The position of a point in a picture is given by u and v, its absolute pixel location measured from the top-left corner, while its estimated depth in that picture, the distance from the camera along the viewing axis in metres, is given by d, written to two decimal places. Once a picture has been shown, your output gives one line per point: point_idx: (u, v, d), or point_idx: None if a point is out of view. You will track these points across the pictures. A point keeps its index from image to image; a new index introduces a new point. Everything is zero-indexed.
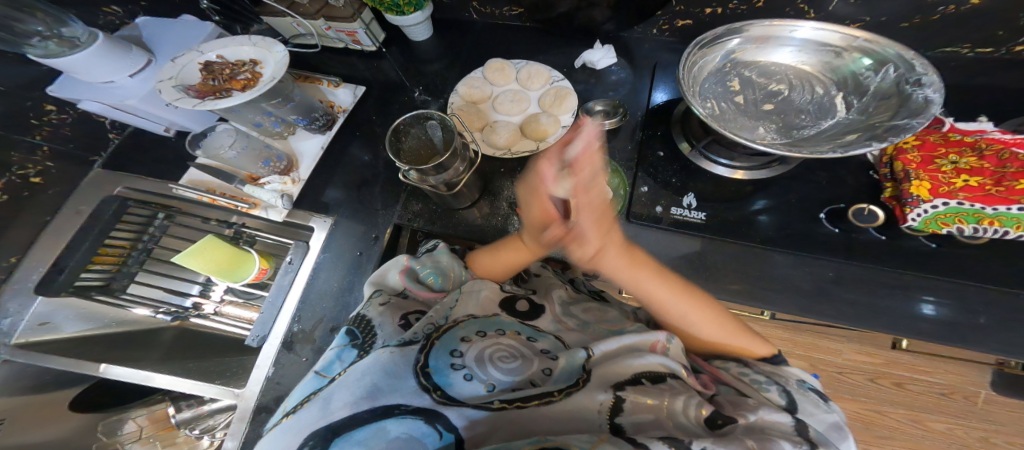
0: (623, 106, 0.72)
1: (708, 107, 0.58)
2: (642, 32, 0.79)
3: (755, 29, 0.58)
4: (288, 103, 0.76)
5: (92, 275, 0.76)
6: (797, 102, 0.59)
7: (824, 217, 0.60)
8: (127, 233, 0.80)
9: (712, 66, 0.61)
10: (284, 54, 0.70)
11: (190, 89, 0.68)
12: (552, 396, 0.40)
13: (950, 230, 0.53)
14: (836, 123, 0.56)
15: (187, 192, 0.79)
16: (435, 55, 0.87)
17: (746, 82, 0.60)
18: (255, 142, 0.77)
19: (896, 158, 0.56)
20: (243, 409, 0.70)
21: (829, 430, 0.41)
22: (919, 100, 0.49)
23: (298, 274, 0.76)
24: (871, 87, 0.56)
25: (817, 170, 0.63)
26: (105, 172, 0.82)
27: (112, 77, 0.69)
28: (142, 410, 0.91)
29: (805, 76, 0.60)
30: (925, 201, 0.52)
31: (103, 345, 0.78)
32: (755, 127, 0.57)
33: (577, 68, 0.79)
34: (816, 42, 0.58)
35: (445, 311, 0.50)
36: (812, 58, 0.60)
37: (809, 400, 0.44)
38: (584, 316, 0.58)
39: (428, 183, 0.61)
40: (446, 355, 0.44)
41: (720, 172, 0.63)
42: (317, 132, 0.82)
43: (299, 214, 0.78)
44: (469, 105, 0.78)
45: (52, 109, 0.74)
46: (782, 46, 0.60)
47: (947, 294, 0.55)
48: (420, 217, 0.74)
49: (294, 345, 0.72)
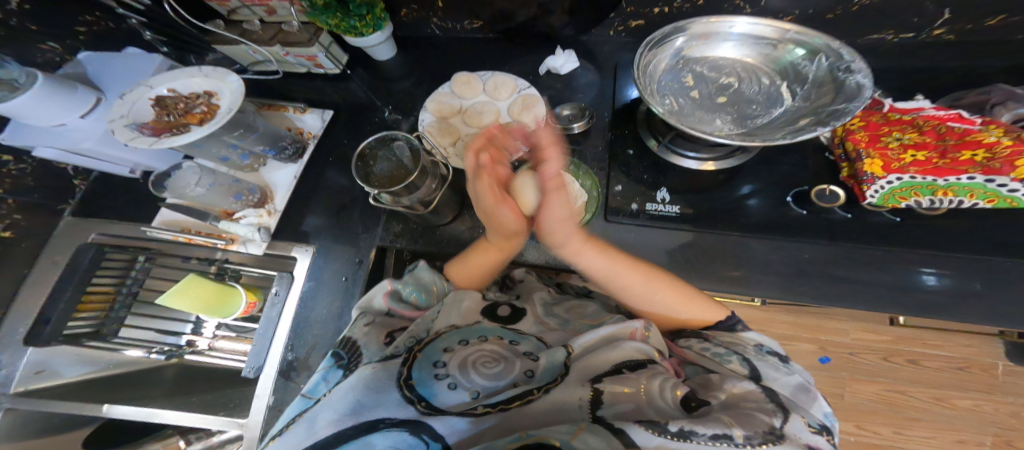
0: (589, 108, 0.72)
1: (667, 104, 0.59)
2: (602, 34, 0.80)
3: (697, 26, 0.59)
4: (252, 134, 0.75)
5: (80, 322, 0.77)
6: (747, 93, 0.60)
7: (791, 200, 0.62)
8: (113, 277, 0.80)
9: (665, 64, 0.62)
10: (240, 83, 0.70)
11: (144, 127, 0.67)
12: (531, 395, 0.42)
13: (908, 203, 0.55)
14: (786, 111, 0.57)
15: (163, 233, 0.79)
16: (401, 73, 0.87)
17: (698, 77, 0.61)
18: (223, 178, 0.77)
19: (845, 140, 0.58)
20: (249, 439, 0.71)
21: (797, 393, 0.45)
22: (852, 86, 0.52)
23: (285, 304, 0.75)
24: (810, 75, 0.57)
25: (781, 154, 0.65)
26: (76, 219, 0.81)
27: (62, 118, 0.68)
28: (155, 444, 0.85)
29: (751, 68, 0.61)
30: (880, 177, 0.54)
31: (103, 387, 0.78)
32: (711, 120, 0.58)
33: (542, 75, 0.80)
34: (753, 36, 0.60)
35: (427, 323, 0.51)
36: (754, 51, 0.61)
37: (771, 366, 0.48)
38: (566, 315, 0.59)
39: (403, 203, 0.61)
40: (429, 366, 0.44)
41: (689, 166, 0.65)
42: (289, 162, 0.82)
43: (281, 245, 0.78)
44: (440, 121, 0.78)
45: (9, 159, 0.71)
46: (725, 41, 0.62)
47: (945, 266, 0.56)
48: (402, 237, 0.75)
49: (292, 373, 0.72)
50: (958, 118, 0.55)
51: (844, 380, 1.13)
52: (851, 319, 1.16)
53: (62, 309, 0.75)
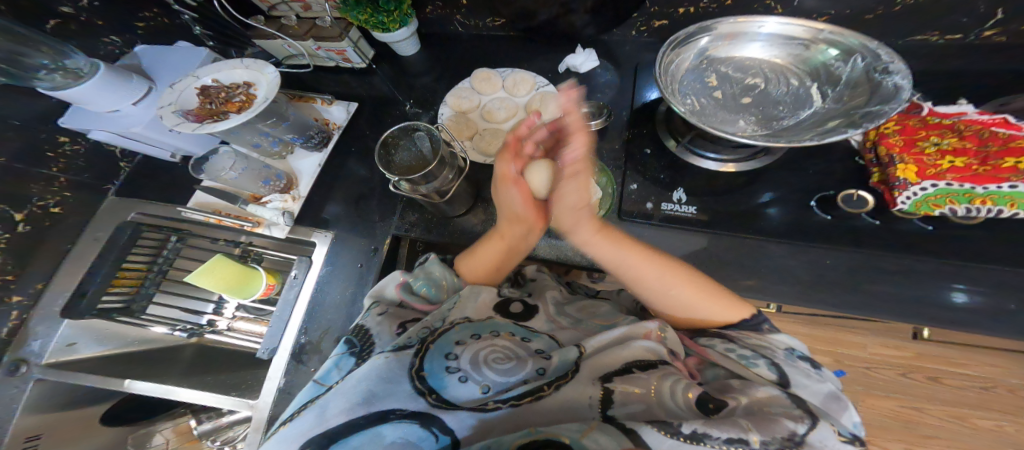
0: (608, 106, 0.72)
1: (688, 103, 0.58)
2: (624, 33, 0.79)
3: (723, 26, 0.58)
4: (284, 122, 0.78)
5: (112, 297, 0.79)
6: (775, 94, 0.59)
7: (816, 205, 0.60)
8: (145, 255, 0.83)
9: (688, 63, 0.61)
10: (276, 74, 0.73)
11: (189, 114, 0.71)
12: (543, 391, 0.41)
13: (942, 211, 0.52)
14: (815, 113, 0.56)
15: (196, 214, 0.83)
16: (424, 68, 0.89)
17: (722, 78, 0.60)
18: (253, 163, 0.79)
19: (878, 143, 0.55)
20: (257, 420, 0.72)
21: (828, 401, 0.42)
22: (889, 86, 0.50)
23: (303, 287, 0.78)
24: (843, 76, 0.56)
25: (807, 159, 0.63)
26: (119, 199, 0.86)
27: (118, 105, 0.73)
28: (169, 422, 0.93)
29: (780, 69, 0.60)
30: (913, 183, 0.51)
31: (127, 362, 0.82)
32: (735, 120, 0.57)
33: (561, 73, 0.81)
34: (783, 36, 0.58)
35: (443, 314, 0.52)
36: (782, 52, 0.60)
37: (802, 372, 0.45)
38: (578, 314, 0.59)
39: (420, 192, 0.62)
40: (441, 359, 0.45)
41: (709, 166, 0.64)
42: (314, 150, 0.85)
43: (302, 230, 0.81)
44: (459, 116, 0.79)
45: (65, 140, 0.77)
46: (752, 41, 0.60)
47: (980, 280, 0.53)
48: (416, 227, 0.77)
49: (303, 356, 0.74)
50: (1003, 122, 0.52)
51: (859, 394, 1.07)
52: (870, 331, 1.10)
53: (98, 283, 0.77)
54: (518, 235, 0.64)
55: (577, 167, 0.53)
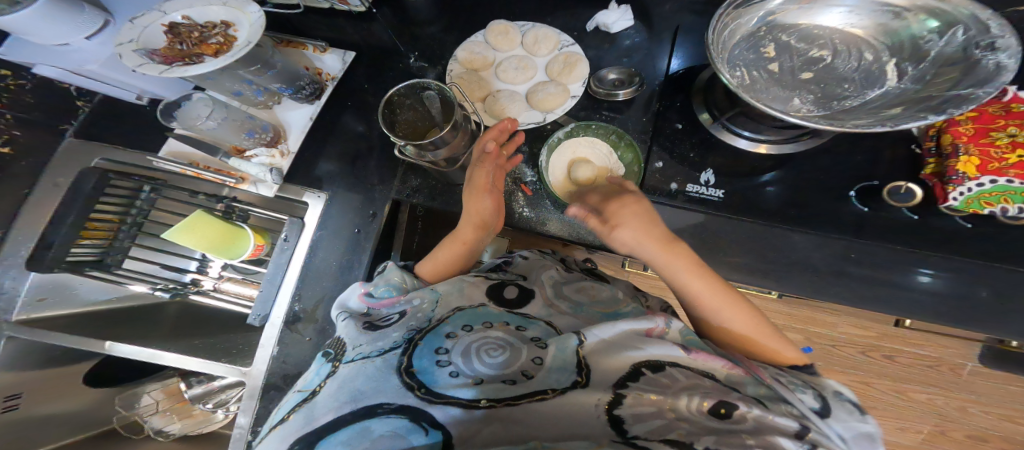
0: (639, 74, 0.68)
1: (738, 76, 0.55)
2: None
3: None
4: (269, 70, 0.69)
5: (83, 249, 0.72)
6: (841, 69, 0.55)
7: (854, 195, 0.57)
8: (117, 205, 0.75)
9: (747, 29, 0.57)
10: (259, 15, 0.63)
11: (154, 54, 0.62)
12: (546, 393, 0.38)
13: (992, 210, 0.50)
14: (885, 94, 0.51)
15: (170, 165, 0.75)
16: (430, 15, 0.79)
17: (783, 47, 0.56)
18: (235, 113, 0.71)
19: (945, 131, 0.52)
20: (251, 387, 0.69)
21: (857, 439, 0.37)
22: (989, 67, 0.44)
23: (295, 252, 0.72)
24: (932, 52, 0.50)
25: (851, 143, 0.59)
26: (77, 142, 0.76)
27: (67, 38, 0.63)
28: (156, 383, 0.90)
29: (854, 41, 0.56)
30: (971, 178, 0.49)
31: (105, 322, 0.76)
32: (789, 98, 0.54)
33: (589, 31, 0.74)
34: (875, 2, 0.53)
35: (427, 314, 0.49)
36: (865, 21, 0.55)
37: (844, 408, 0.39)
38: (577, 296, 0.55)
39: (426, 158, 0.57)
40: (430, 353, 0.42)
41: (741, 146, 0.59)
42: (305, 102, 0.76)
43: (293, 188, 0.74)
44: (470, 73, 0.73)
45: (6, 74, 0.69)
46: (833, 6, 0.55)
47: (994, 282, 0.53)
48: (419, 193, 0.72)
49: (297, 324, 0.70)
50: None
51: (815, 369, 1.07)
52: (845, 312, 1.06)
53: None
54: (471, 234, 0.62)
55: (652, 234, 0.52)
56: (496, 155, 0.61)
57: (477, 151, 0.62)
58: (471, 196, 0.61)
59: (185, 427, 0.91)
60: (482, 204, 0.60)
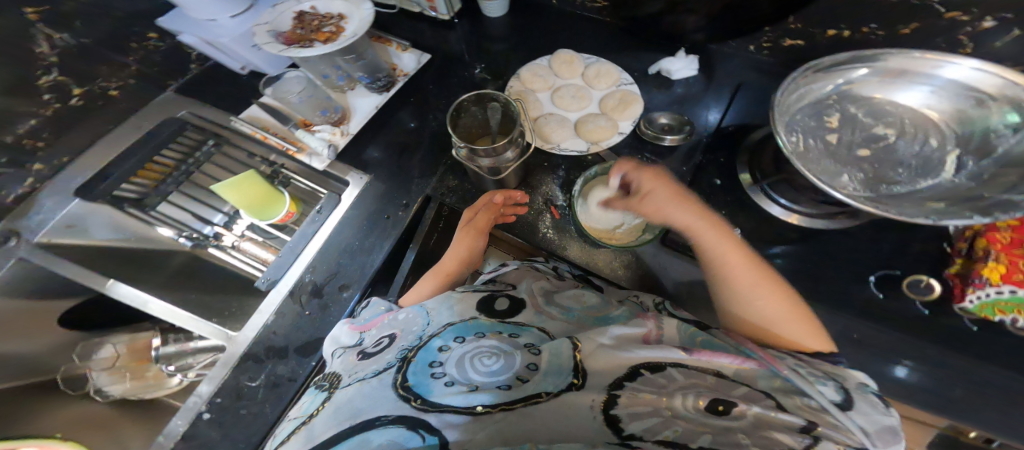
0: (690, 124, 0.71)
1: (794, 141, 0.57)
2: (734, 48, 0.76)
3: (893, 59, 0.57)
4: (359, 60, 0.77)
5: (131, 187, 0.76)
6: (901, 153, 0.57)
7: (874, 279, 0.57)
8: (178, 153, 0.79)
9: (819, 93, 0.61)
10: (371, 12, 0.68)
11: (280, 36, 0.68)
12: (541, 397, 0.37)
13: (1004, 317, 0.51)
14: (938, 185, 0.53)
15: (243, 126, 0.78)
16: (502, 36, 0.86)
17: (848, 118, 0.60)
18: (320, 92, 0.77)
19: (983, 234, 0.52)
20: (230, 354, 0.66)
21: (883, 432, 0.35)
22: None
23: (324, 224, 0.74)
24: (1000, 148, 0.52)
25: (885, 231, 0.60)
26: (178, 98, 0.82)
27: (215, 15, 0.71)
28: (125, 336, 0.85)
29: (926, 123, 0.58)
30: (993, 285, 0.50)
31: (120, 260, 0.75)
32: (838, 173, 0.56)
33: (650, 74, 0.78)
34: (964, 84, 0.55)
35: (417, 333, 0.49)
36: (946, 104, 0.57)
37: (866, 401, 0.37)
38: (568, 302, 0.55)
39: (476, 163, 0.60)
40: (424, 367, 0.42)
41: (775, 212, 0.61)
42: (376, 92, 0.81)
43: (340, 167, 0.76)
44: (529, 93, 0.78)
45: (154, 37, 0.80)
46: (920, 84, 0.58)
47: (1010, 396, 0.51)
48: (452, 194, 0.74)
49: (301, 295, 0.70)
50: None
51: None
52: None
53: (127, 168, 0.75)
54: (451, 262, 0.68)
55: (677, 196, 0.56)
56: (499, 207, 0.67)
57: (481, 202, 0.68)
58: (466, 235, 0.68)
59: (130, 390, 0.83)
60: (475, 243, 0.67)
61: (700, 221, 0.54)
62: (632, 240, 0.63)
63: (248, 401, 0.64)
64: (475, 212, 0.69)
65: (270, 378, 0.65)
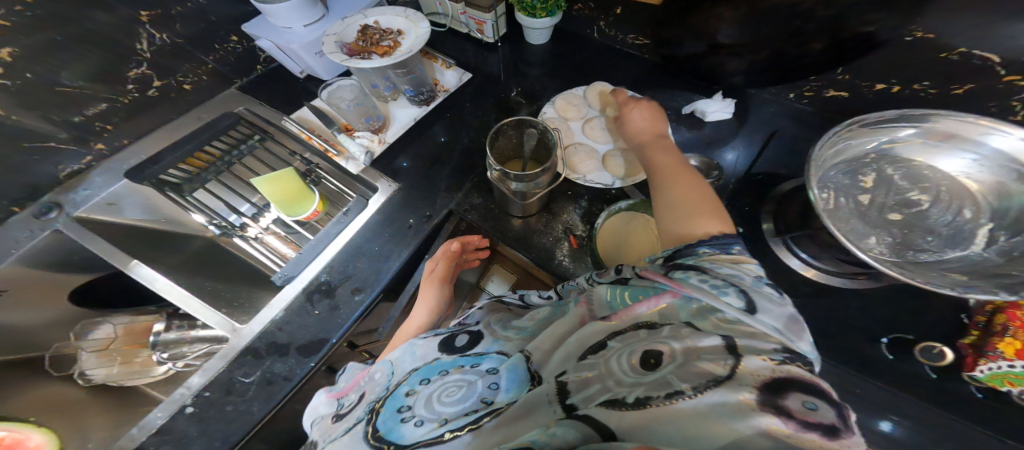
0: (719, 169, 0.67)
1: (824, 197, 0.57)
2: (770, 95, 0.76)
3: (943, 122, 0.56)
4: (408, 74, 0.80)
5: (174, 172, 0.79)
6: (933, 220, 0.55)
7: (885, 342, 0.56)
8: (224, 144, 0.83)
9: (853, 152, 0.61)
10: (428, 32, 0.72)
11: (344, 46, 0.72)
12: (501, 409, 0.39)
13: (1014, 390, 0.49)
14: (967, 257, 0.52)
15: (290, 125, 0.81)
16: (541, 63, 0.88)
17: (883, 180, 0.59)
18: (368, 101, 0.81)
19: (1002, 310, 0.52)
20: (230, 347, 0.65)
21: (788, 325, 0.33)
22: None
23: (348, 227, 0.74)
24: None
25: (908, 295, 0.58)
26: (237, 94, 0.86)
27: (291, 24, 0.75)
28: (127, 317, 0.80)
29: (964, 193, 0.56)
30: (1005, 358, 0.49)
31: (149, 241, 0.77)
32: (866, 235, 0.55)
33: (683, 114, 0.77)
34: (1009, 156, 0.53)
35: (381, 384, 0.50)
36: (985, 175, 0.56)
37: (765, 295, 0.34)
38: (525, 322, 0.51)
39: (506, 185, 0.62)
40: (393, 413, 0.43)
41: (793, 264, 0.61)
42: (417, 105, 0.84)
43: (371, 172, 0.78)
44: (561, 121, 0.80)
45: (234, 39, 0.84)
46: (963, 152, 0.57)
47: None
48: (475, 211, 0.74)
49: (315, 295, 0.69)
50: None
51: None
52: None
53: (176, 155, 0.79)
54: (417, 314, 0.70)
55: (652, 133, 0.64)
56: (455, 252, 0.74)
57: (439, 254, 0.75)
58: (426, 286, 0.73)
59: (114, 376, 0.75)
60: (435, 291, 0.72)
61: (653, 145, 0.61)
62: None
63: (235, 398, 0.62)
64: (437, 261, 0.75)
65: (266, 376, 0.64)
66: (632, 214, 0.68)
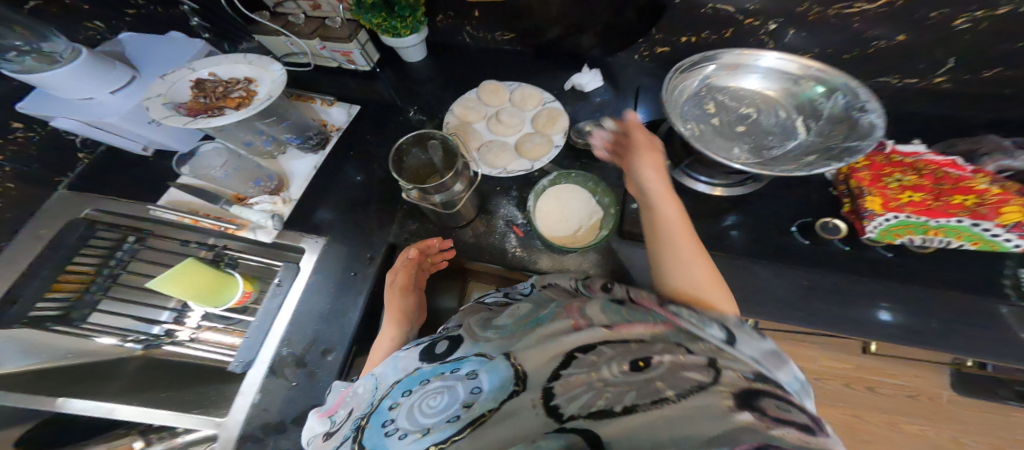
0: (613, 127, 0.79)
1: (690, 128, 0.66)
2: (628, 54, 0.85)
3: (727, 57, 0.67)
4: (284, 121, 0.78)
5: (48, 305, 0.70)
6: (764, 125, 0.67)
7: (796, 230, 0.66)
8: (95, 258, 0.75)
9: (690, 90, 0.69)
10: (283, 74, 0.71)
11: (181, 107, 0.68)
12: (486, 416, 0.40)
13: (902, 239, 0.60)
14: (801, 143, 0.64)
15: (167, 213, 0.78)
16: (426, 77, 0.91)
17: (720, 106, 0.69)
18: (246, 162, 0.78)
19: (851, 177, 0.62)
20: (223, 440, 0.65)
21: (767, 357, 0.38)
22: (867, 124, 0.59)
23: (286, 296, 0.74)
24: (824, 111, 0.64)
25: (788, 187, 0.70)
26: (71, 194, 0.77)
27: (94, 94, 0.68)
28: (102, 446, 0.71)
29: (771, 101, 0.68)
30: (879, 214, 0.58)
31: (59, 380, 0.67)
32: (731, 147, 0.65)
33: (566, 91, 0.86)
34: (779, 70, 0.67)
35: (365, 403, 0.51)
36: (774, 86, 0.69)
37: (746, 334, 0.40)
38: (510, 318, 0.54)
39: (430, 201, 0.64)
40: (376, 432, 0.44)
41: (701, 188, 0.70)
42: (310, 151, 0.84)
43: (290, 235, 0.77)
44: (465, 126, 0.83)
45: (19, 127, 0.71)
46: (751, 73, 0.69)
47: (918, 302, 0.60)
48: (416, 236, 0.77)
49: (281, 370, 0.69)
50: (954, 164, 0.60)
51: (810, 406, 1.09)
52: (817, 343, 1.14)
53: (37, 284, 0.69)
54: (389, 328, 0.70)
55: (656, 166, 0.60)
56: (417, 257, 0.73)
57: (401, 261, 0.73)
58: (391, 296, 0.72)
59: None
60: (401, 303, 0.72)
61: (657, 180, 0.59)
62: (593, 237, 0.68)
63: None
64: (396, 272, 0.73)
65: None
66: (557, 188, 0.73)
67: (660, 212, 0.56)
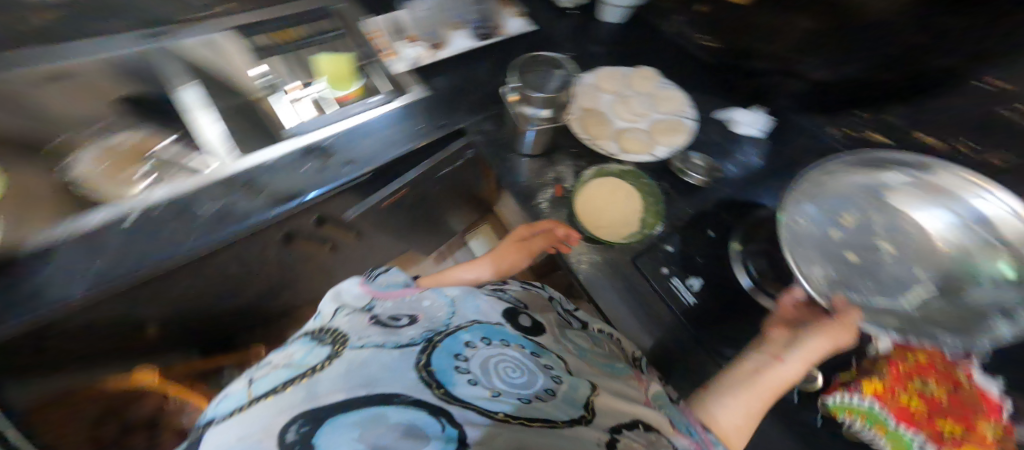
0: (718, 173, 0.76)
1: (802, 220, 0.65)
2: (816, 125, 0.80)
3: (944, 174, 0.60)
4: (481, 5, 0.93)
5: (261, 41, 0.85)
6: (886, 270, 0.63)
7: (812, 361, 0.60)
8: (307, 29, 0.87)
9: (849, 185, 0.68)
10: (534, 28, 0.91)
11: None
12: (558, 423, 0.39)
13: (845, 418, 0.54)
14: (896, 306, 0.59)
15: (371, 24, 0.87)
16: (608, 40, 0.93)
17: (859, 224, 0.67)
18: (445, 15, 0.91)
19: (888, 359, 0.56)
20: (212, 173, 0.66)
21: None
22: (988, 328, 0.52)
23: (366, 110, 0.75)
24: (965, 296, 0.58)
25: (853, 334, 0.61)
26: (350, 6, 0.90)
27: None
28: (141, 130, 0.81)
29: (925, 255, 0.63)
30: (861, 394, 0.53)
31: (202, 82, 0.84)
32: (815, 263, 0.63)
33: (714, 119, 0.84)
34: (976, 220, 0.59)
35: (444, 319, 0.49)
36: (952, 236, 0.62)
37: None
38: (580, 341, 0.58)
39: (529, 104, 0.71)
40: (448, 357, 0.42)
41: (742, 282, 0.64)
42: (474, 37, 0.88)
43: (406, 79, 0.81)
44: (593, 88, 0.84)
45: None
46: (943, 208, 0.62)
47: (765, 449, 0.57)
48: (483, 135, 0.78)
49: (313, 154, 0.71)
50: (1006, 429, 0.51)
51: None
52: None
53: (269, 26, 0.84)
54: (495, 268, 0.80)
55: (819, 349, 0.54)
56: (557, 238, 0.68)
57: (544, 226, 0.70)
58: (508, 248, 0.79)
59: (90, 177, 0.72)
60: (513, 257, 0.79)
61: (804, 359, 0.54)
62: (613, 237, 0.67)
63: (179, 223, 0.62)
64: (534, 230, 0.72)
65: (221, 210, 0.64)
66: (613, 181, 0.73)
67: (779, 368, 0.53)
